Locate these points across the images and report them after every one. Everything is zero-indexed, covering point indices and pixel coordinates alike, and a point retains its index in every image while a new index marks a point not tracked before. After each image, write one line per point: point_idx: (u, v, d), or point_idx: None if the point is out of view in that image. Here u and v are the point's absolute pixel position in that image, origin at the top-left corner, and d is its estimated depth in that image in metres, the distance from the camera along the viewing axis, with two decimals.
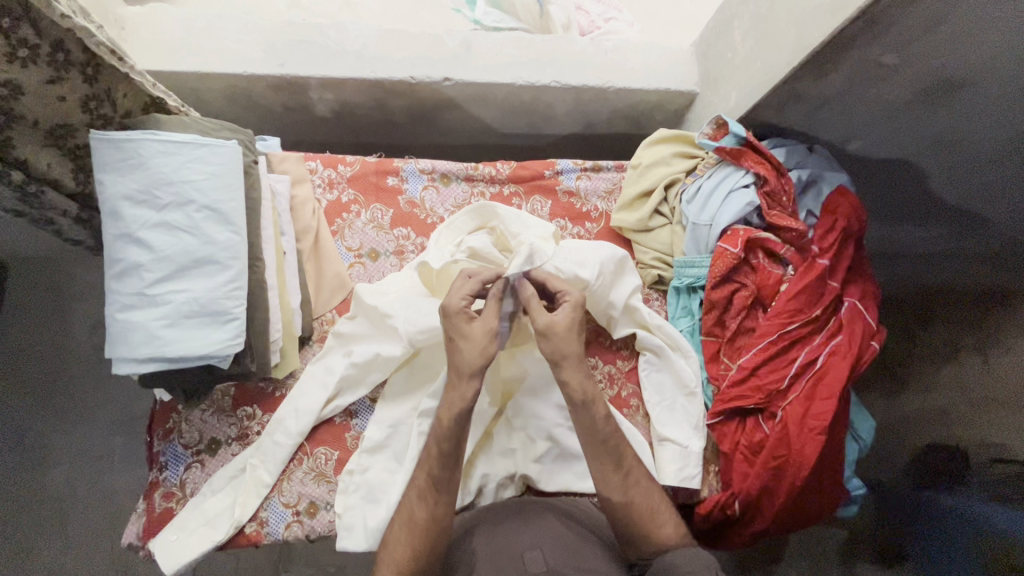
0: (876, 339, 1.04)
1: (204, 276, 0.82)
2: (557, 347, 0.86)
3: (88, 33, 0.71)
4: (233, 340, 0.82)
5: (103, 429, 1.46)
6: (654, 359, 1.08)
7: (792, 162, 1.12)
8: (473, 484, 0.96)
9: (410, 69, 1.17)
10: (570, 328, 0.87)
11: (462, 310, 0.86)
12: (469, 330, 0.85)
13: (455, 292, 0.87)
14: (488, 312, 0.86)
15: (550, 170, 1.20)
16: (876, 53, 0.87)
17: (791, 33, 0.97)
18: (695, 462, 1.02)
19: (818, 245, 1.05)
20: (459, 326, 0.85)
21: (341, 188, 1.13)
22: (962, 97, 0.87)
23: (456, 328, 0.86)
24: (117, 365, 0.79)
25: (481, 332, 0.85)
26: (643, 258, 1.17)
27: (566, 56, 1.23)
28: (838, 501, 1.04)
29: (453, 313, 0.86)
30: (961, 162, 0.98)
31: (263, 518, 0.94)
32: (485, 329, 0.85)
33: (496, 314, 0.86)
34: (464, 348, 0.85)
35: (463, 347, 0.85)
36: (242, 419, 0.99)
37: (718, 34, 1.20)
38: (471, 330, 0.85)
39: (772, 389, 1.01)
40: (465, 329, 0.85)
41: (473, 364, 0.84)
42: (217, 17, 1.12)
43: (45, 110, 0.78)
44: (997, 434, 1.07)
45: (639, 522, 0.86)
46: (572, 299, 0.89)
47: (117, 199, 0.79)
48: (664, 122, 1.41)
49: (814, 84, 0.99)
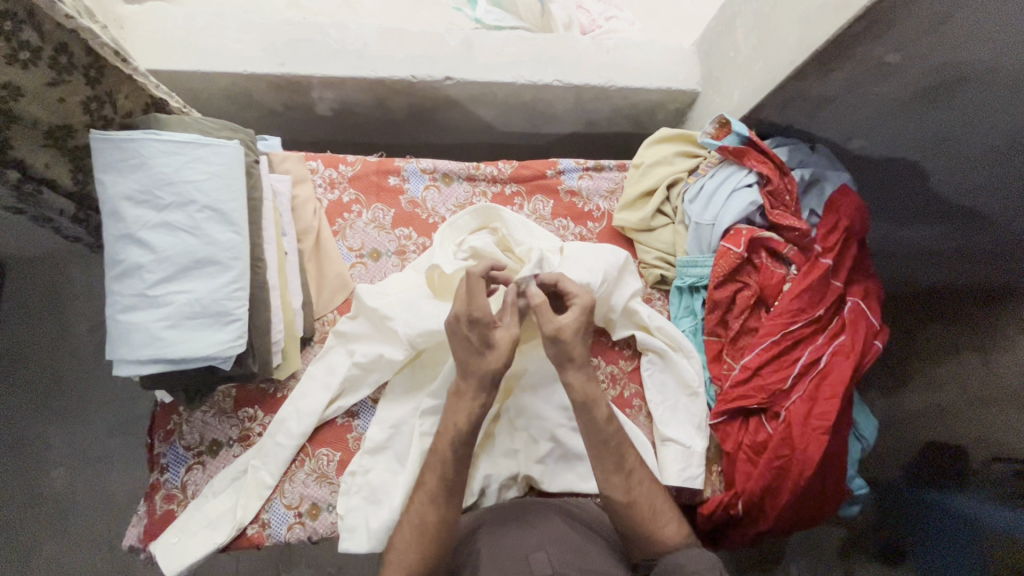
0: (878, 339, 1.04)
1: (205, 277, 0.81)
2: (563, 350, 0.86)
3: (93, 35, 0.70)
4: (235, 341, 0.81)
5: (102, 430, 1.45)
6: (657, 359, 1.08)
7: (794, 161, 1.11)
8: (476, 485, 0.96)
9: (411, 68, 1.16)
10: (578, 331, 0.88)
11: (487, 316, 0.84)
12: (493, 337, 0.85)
13: (478, 295, 0.84)
14: (511, 320, 0.87)
15: (552, 170, 1.20)
16: (880, 52, 0.86)
17: (794, 32, 0.96)
18: (698, 462, 1.01)
19: (821, 244, 1.05)
20: (485, 332, 0.84)
21: (342, 187, 1.12)
22: (966, 96, 0.87)
23: (481, 334, 0.84)
24: (118, 367, 0.78)
25: (508, 339, 0.86)
26: (645, 258, 1.17)
27: (568, 55, 1.22)
28: (841, 500, 1.04)
29: (479, 323, 0.84)
30: (963, 161, 0.98)
31: (265, 520, 0.93)
32: (510, 335, 0.86)
33: (515, 320, 0.87)
34: (491, 356, 0.85)
35: (488, 356, 0.85)
36: (243, 420, 0.98)
37: (720, 33, 1.20)
38: (496, 339, 0.85)
39: (775, 389, 1.01)
40: (491, 338, 0.85)
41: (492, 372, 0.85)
42: (217, 16, 1.11)
43: (44, 112, 0.77)
44: (998, 432, 1.08)
45: (642, 523, 0.85)
46: (581, 302, 0.90)
47: (117, 199, 0.79)
48: (665, 122, 1.40)
49: (817, 83, 0.99)
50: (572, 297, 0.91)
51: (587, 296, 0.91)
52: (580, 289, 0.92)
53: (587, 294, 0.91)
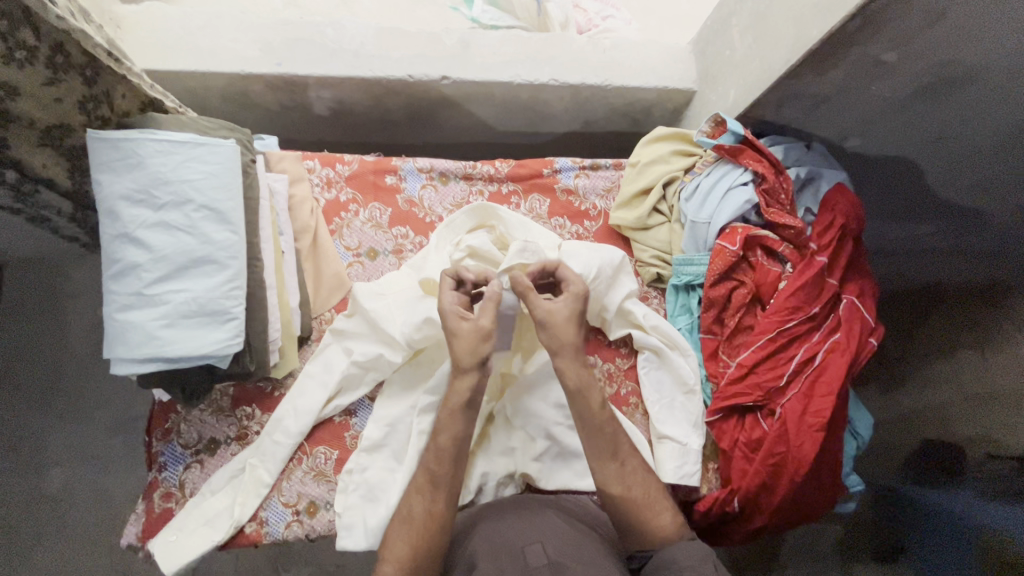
0: (873, 337, 1.05)
1: (203, 276, 0.81)
2: (556, 335, 0.88)
3: (87, 36, 0.70)
4: (232, 340, 0.82)
5: (101, 430, 1.45)
6: (653, 357, 1.08)
7: (790, 159, 1.12)
8: (473, 483, 0.96)
9: (408, 67, 1.16)
10: (569, 318, 0.89)
11: (456, 307, 0.87)
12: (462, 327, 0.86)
13: (446, 291, 0.89)
14: (484, 310, 0.86)
15: (549, 169, 1.20)
16: (875, 51, 0.87)
17: (789, 31, 0.97)
18: (694, 458, 1.02)
19: (816, 242, 1.06)
20: (451, 323, 0.86)
21: (339, 186, 1.13)
22: (960, 94, 0.88)
23: (447, 326, 0.86)
24: (116, 365, 0.79)
25: (470, 330, 0.85)
26: (641, 256, 1.18)
27: (564, 54, 1.23)
28: (836, 497, 1.04)
29: (446, 312, 0.87)
30: (958, 159, 0.98)
31: (262, 518, 0.93)
32: (474, 327, 0.85)
33: (490, 312, 0.86)
34: (455, 345, 0.85)
35: (453, 345, 0.85)
36: (241, 419, 0.98)
37: (716, 32, 1.20)
38: (460, 327, 0.85)
39: (770, 386, 1.01)
40: (456, 327, 0.86)
41: (462, 360, 0.85)
42: (214, 16, 1.12)
43: (41, 111, 0.77)
44: (997, 431, 1.06)
45: (638, 513, 0.85)
46: (575, 290, 0.91)
47: (114, 199, 0.79)
48: (661, 121, 1.41)
49: (812, 82, 0.99)
50: (567, 284, 0.92)
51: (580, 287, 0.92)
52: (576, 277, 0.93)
53: (580, 284, 0.92)
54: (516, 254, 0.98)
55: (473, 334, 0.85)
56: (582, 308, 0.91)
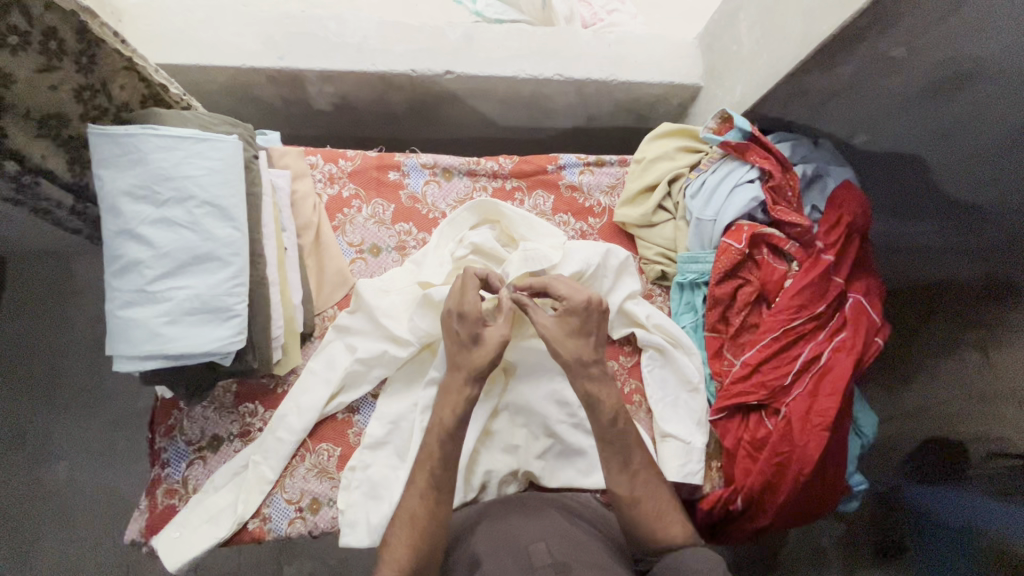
0: (879, 336, 1.04)
1: (205, 272, 0.81)
2: (557, 353, 0.89)
3: (94, 15, 0.74)
4: (234, 337, 0.81)
5: (104, 424, 1.45)
6: (657, 355, 1.08)
7: (797, 156, 1.12)
8: (476, 480, 0.96)
9: (412, 62, 1.15)
10: (571, 334, 0.90)
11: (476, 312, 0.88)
12: (483, 335, 0.88)
13: (469, 292, 0.89)
14: (502, 320, 0.89)
15: (553, 165, 1.19)
16: (884, 46, 0.86)
17: (797, 26, 0.96)
18: (697, 457, 1.01)
19: (823, 241, 1.04)
20: (474, 327, 0.88)
21: (342, 182, 1.12)
22: (969, 89, 0.87)
23: (471, 330, 0.88)
24: (118, 362, 0.79)
25: (497, 340, 0.88)
26: (646, 254, 1.17)
27: (569, 49, 1.22)
28: (841, 496, 1.04)
29: (470, 317, 0.88)
30: (966, 154, 0.96)
31: (266, 515, 0.93)
32: (500, 336, 0.88)
33: (508, 319, 0.89)
34: (478, 353, 0.88)
35: (477, 353, 0.88)
36: (244, 415, 0.98)
37: (723, 27, 1.19)
38: (485, 335, 0.88)
39: (775, 385, 1.00)
40: (479, 331, 0.88)
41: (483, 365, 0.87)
42: (216, 10, 1.11)
43: (36, 101, 0.76)
44: (998, 428, 1.06)
45: (647, 522, 0.85)
46: (570, 306, 0.90)
47: (116, 195, 0.78)
48: (667, 116, 1.39)
49: (822, 77, 0.98)
50: (564, 299, 0.90)
51: (580, 297, 0.90)
52: (572, 291, 0.91)
53: (579, 296, 0.90)
54: (518, 263, 1.00)
55: (494, 344, 0.88)
56: (585, 321, 0.90)
